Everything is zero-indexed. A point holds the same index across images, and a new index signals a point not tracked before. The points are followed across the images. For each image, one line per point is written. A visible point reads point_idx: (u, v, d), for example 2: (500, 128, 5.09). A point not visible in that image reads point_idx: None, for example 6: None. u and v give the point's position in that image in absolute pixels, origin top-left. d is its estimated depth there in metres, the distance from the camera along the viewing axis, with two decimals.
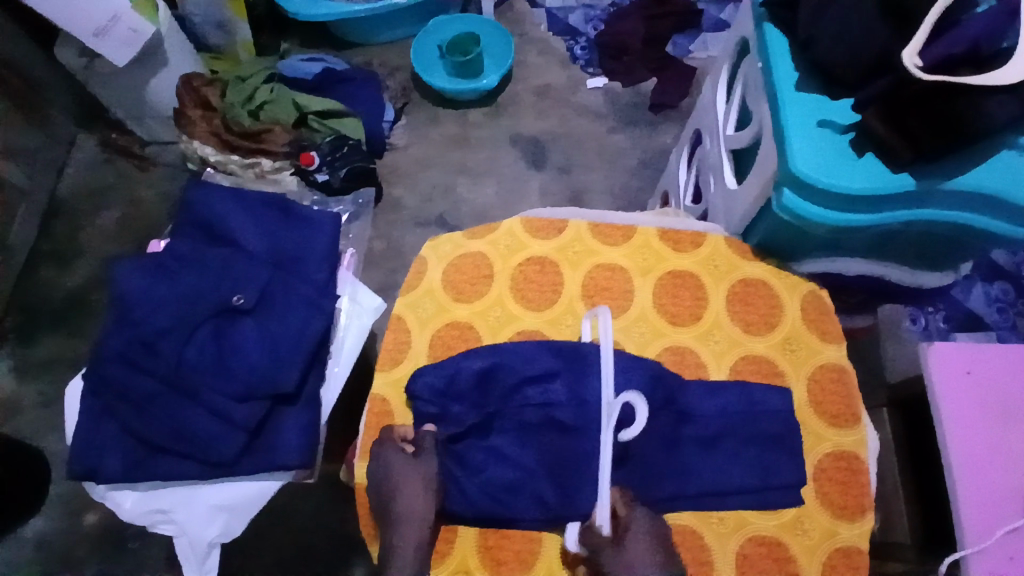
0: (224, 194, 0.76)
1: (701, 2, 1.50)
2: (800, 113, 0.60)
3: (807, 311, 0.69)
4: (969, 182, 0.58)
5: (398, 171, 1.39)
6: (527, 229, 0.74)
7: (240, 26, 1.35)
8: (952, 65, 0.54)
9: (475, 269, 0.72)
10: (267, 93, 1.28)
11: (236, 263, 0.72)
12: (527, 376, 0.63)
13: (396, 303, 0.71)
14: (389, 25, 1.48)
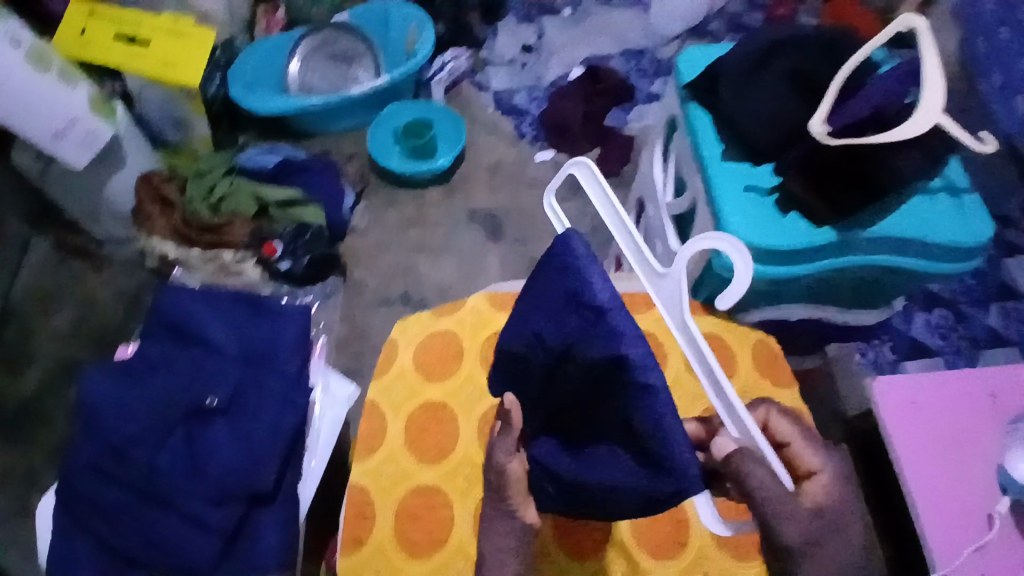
0: (194, 296, 0.76)
1: (632, 78, 1.64)
2: (727, 180, 0.67)
3: (758, 361, 0.72)
4: (887, 230, 0.65)
5: (360, 254, 1.42)
6: (491, 304, 0.77)
7: (196, 122, 1.40)
8: (859, 127, 0.61)
9: (444, 348, 0.75)
10: (227, 186, 1.31)
11: (208, 362, 0.72)
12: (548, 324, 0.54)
13: (370, 388, 0.74)
14: (343, 114, 1.55)
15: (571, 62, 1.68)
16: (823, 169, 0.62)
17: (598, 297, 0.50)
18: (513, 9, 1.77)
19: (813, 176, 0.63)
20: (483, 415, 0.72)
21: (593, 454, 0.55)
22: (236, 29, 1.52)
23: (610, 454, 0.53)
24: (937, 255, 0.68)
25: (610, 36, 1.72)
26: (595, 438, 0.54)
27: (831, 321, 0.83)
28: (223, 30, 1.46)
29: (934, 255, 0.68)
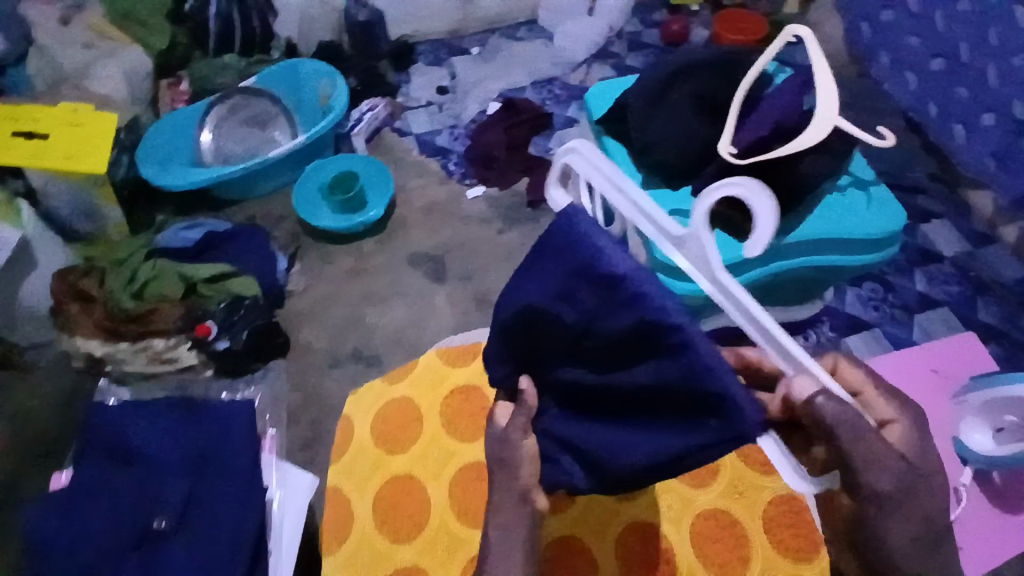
0: (126, 408, 0.81)
1: (548, 105, 1.70)
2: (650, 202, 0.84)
3: None
4: (809, 231, 0.82)
5: (302, 316, 1.34)
6: (445, 362, 0.92)
7: (107, 210, 1.35)
8: (763, 145, 0.79)
9: (404, 415, 0.88)
10: (148, 271, 1.26)
11: (153, 476, 0.76)
12: (554, 295, 0.55)
13: (331, 475, 0.86)
14: (264, 176, 1.51)
15: (486, 97, 1.73)
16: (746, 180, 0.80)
17: (614, 263, 0.51)
18: (422, 55, 1.84)
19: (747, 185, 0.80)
20: (452, 478, 0.83)
21: (636, 422, 0.56)
22: (139, 105, 1.47)
23: (652, 417, 0.55)
24: (850, 246, 0.85)
25: (521, 68, 1.80)
26: (636, 404, 0.55)
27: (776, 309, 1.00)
28: (125, 109, 1.41)
29: (847, 247, 0.85)
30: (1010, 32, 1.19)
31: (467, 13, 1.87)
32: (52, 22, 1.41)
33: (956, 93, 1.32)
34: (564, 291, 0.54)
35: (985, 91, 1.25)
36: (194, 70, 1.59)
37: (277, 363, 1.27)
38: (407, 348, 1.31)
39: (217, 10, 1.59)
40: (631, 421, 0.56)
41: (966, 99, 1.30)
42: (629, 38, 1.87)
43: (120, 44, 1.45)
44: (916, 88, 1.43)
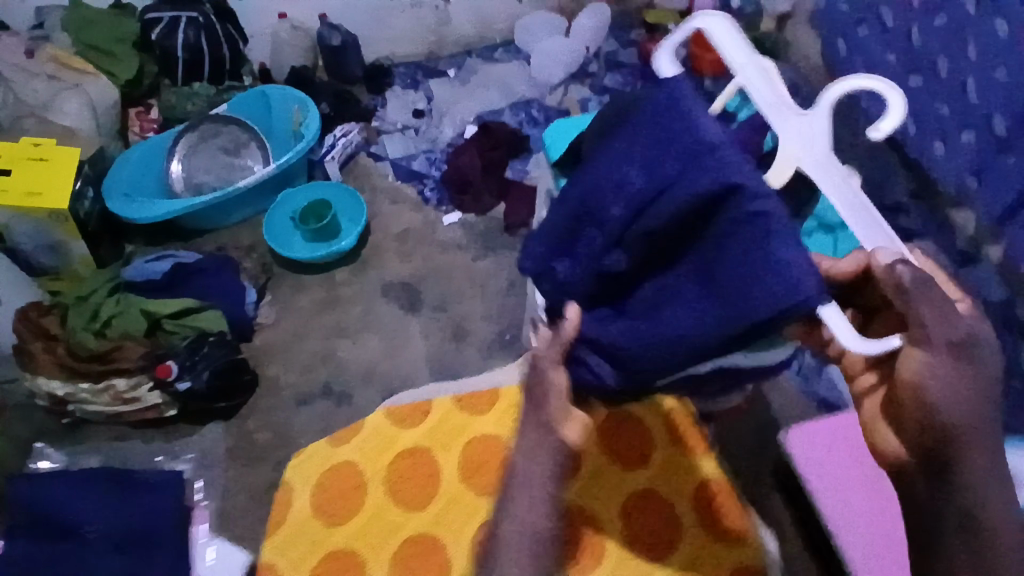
0: (61, 485, 1.00)
1: (526, 128, 1.73)
2: None
3: (676, 433, 0.83)
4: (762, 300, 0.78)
5: (271, 350, 1.31)
6: (392, 422, 0.88)
7: (72, 245, 1.31)
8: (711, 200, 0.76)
9: (347, 479, 0.86)
10: (113, 306, 1.23)
11: (85, 552, 0.93)
12: (643, 163, 0.61)
13: (263, 550, 0.84)
14: (235, 206, 1.48)
15: (462, 120, 1.73)
16: None
17: (708, 133, 0.58)
18: (398, 77, 1.83)
19: None
20: (394, 552, 0.82)
21: (675, 312, 0.61)
22: (106, 137, 1.45)
23: (682, 312, 0.60)
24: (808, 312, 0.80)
25: (496, 88, 1.81)
26: (677, 276, 0.62)
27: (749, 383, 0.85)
28: (92, 142, 1.39)
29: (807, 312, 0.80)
30: None
31: (441, 37, 1.87)
32: (17, 54, 1.37)
33: (937, 109, 1.29)
34: (648, 174, 0.60)
35: None
36: (162, 99, 1.57)
37: (242, 405, 1.23)
38: (379, 383, 1.28)
39: (183, 39, 1.51)
40: (660, 311, 0.62)
41: (946, 116, 1.27)
42: (606, 57, 1.87)
43: (85, 75, 1.41)
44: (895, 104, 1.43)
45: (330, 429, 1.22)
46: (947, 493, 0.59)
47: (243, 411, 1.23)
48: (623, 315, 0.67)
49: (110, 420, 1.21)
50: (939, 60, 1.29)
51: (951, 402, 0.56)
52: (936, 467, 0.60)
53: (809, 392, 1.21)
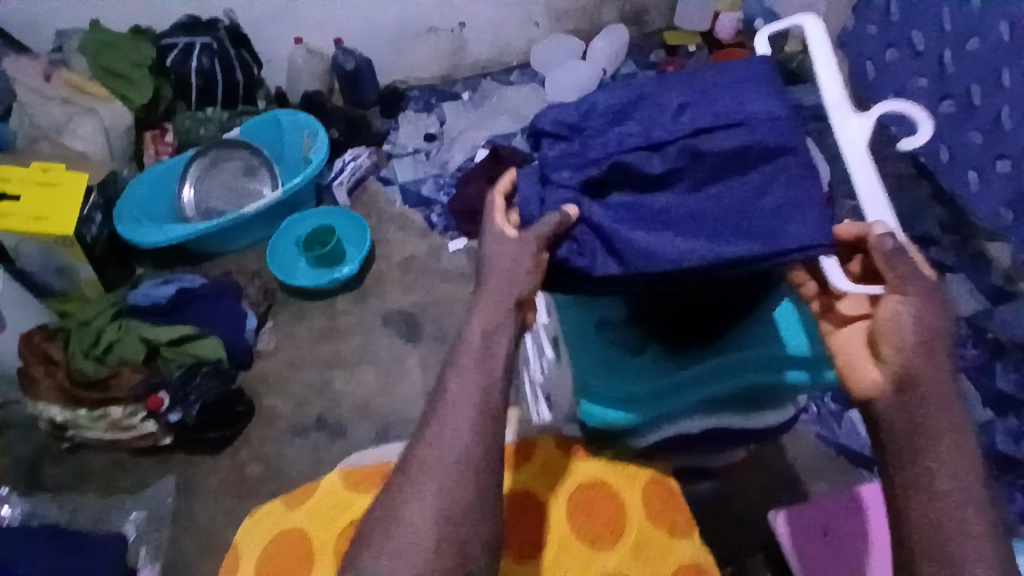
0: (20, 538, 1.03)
1: None
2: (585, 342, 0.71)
3: (651, 503, 0.65)
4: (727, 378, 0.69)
5: (268, 379, 1.29)
6: (348, 485, 0.69)
7: (79, 267, 1.32)
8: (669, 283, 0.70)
9: (291, 552, 0.65)
10: (114, 332, 1.23)
11: None
12: (691, 99, 0.64)
13: None
14: (242, 231, 1.48)
15: (473, 145, 1.69)
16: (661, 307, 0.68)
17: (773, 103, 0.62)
18: (411, 100, 1.82)
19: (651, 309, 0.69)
20: None
21: (672, 230, 0.60)
22: (119, 160, 1.47)
23: (695, 234, 0.59)
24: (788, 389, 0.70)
25: (510, 113, 1.77)
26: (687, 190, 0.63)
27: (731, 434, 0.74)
28: (104, 165, 1.41)
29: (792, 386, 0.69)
30: (1022, 72, 1.13)
31: (458, 61, 1.87)
32: (34, 76, 1.40)
33: (969, 137, 1.26)
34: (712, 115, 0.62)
35: (997, 136, 1.20)
36: (177, 124, 1.59)
37: (235, 436, 1.21)
38: (374, 417, 1.25)
39: (198, 65, 1.53)
40: (659, 227, 0.61)
41: (980, 145, 1.24)
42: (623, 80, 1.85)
43: (100, 100, 1.44)
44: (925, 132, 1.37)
45: (321, 463, 1.20)
46: (914, 431, 0.55)
47: (236, 441, 1.22)
48: (626, 202, 0.63)
49: (108, 445, 1.20)
50: (972, 87, 1.23)
51: (915, 341, 0.57)
52: (887, 414, 0.57)
53: (823, 438, 1.14)
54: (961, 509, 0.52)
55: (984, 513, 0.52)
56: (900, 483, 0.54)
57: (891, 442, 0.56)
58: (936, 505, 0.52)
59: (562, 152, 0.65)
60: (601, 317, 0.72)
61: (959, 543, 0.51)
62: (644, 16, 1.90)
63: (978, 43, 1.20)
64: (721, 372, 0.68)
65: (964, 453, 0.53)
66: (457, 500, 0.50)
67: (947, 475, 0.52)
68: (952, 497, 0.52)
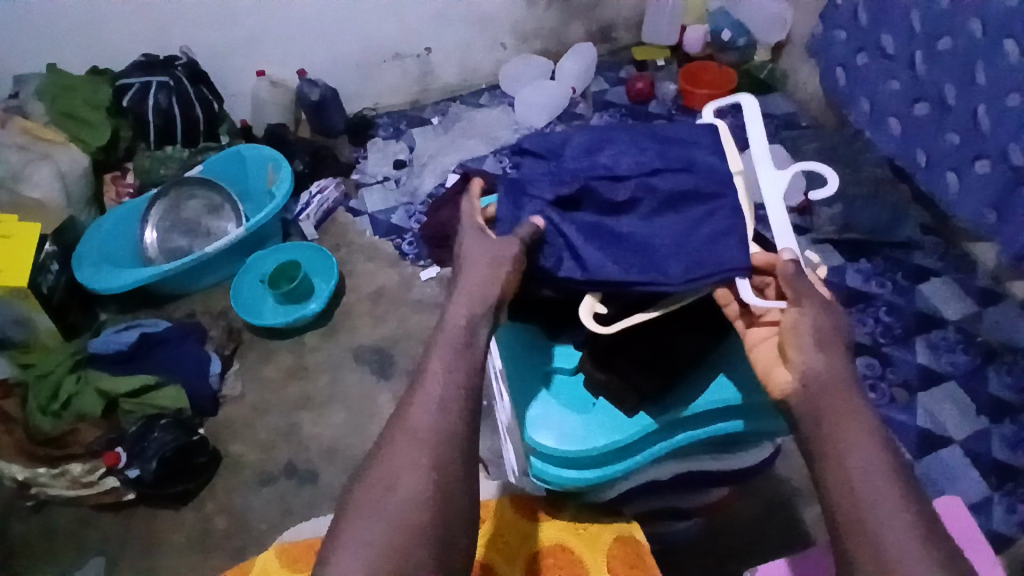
0: None
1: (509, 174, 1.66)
2: (527, 381, 0.64)
3: (615, 568, 0.63)
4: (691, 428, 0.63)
5: (236, 424, 1.25)
6: (282, 564, 0.69)
7: (37, 318, 1.26)
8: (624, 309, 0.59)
9: None
10: (72, 384, 1.18)
11: None
12: (636, 136, 0.64)
13: None
14: (205, 271, 1.44)
15: (444, 170, 1.67)
16: (614, 351, 0.60)
17: (704, 149, 0.62)
18: (380, 128, 1.79)
19: (605, 360, 0.61)
20: None
21: (606, 257, 0.57)
22: (77, 206, 1.44)
23: (621, 261, 0.56)
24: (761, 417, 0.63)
25: (481, 136, 1.75)
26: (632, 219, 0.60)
27: (708, 473, 0.70)
28: (61, 212, 1.37)
29: (764, 416, 0.63)
30: (996, 70, 1.10)
31: (426, 86, 1.85)
32: None
33: (947, 138, 1.24)
34: (658, 152, 0.62)
35: (974, 136, 1.18)
36: (137, 163, 1.55)
37: (200, 488, 1.16)
38: (345, 460, 1.20)
39: (155, 103, 1.50)
40: (605, 245, 0.58)
41: (958, 146, 1.21)
42: (594, 97, 1.83)
43: (55, 145, 1.40)
44: (901, 135, 1.34)
45: (291, 512, 1.15)
46: (822, 425, 0.51)
47: (201, 493, 1.17)
48: (580, 219, 0.60)
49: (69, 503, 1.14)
50: (946, 88, 1.21)
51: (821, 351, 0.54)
52: (798, 413, 0.53)
53: None
54: (885, 498, 0.47)
55: (912, 502, 0.47)
56: (819, 478, 0.50)
57: (805, 438, 0.52)
58: (857, 494, 0.47)
59: (525, 173, 0.64)
60: (549, 369, 0.65)
61: (886, 535, 0.46)
62: (612, 32, 1.88)
63: (949, 43, 1.19)
64: (688, 422, 0.62)
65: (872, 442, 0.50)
66: (386, 574, 0.46)
67: (861, 459, 0.49)
68: (875, 487, 0.47)
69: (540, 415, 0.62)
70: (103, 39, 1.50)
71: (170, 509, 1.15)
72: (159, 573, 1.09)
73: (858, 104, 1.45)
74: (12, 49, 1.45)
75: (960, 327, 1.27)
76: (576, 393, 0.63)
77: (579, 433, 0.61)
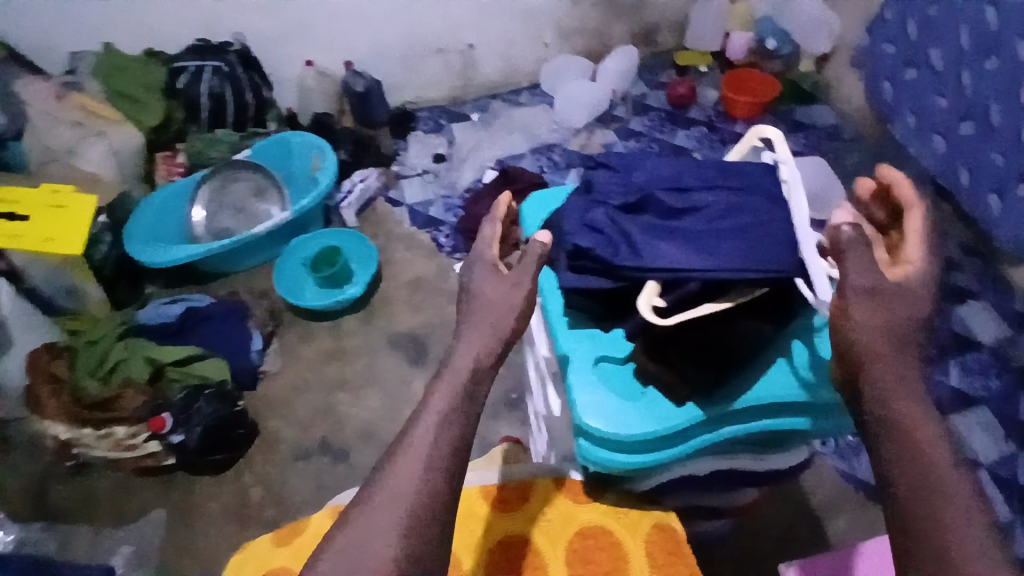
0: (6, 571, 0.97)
1: (547, 172, 1.67)
2: (576, 363, 0.64)
3: (654, 554, 0.64)
4: (739, 423, 0.63)
5: (273, 401, 1.28)
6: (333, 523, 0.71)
7: (89, 288, 1.31)
8: (692, 300, 0.57)
9: None
10: (120, 352, 1.22)
11: None
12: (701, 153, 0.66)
13: None
14: (249, 251, 1.48)
15: (482, 166, 1.70)
16: (665, 342, 0.60)
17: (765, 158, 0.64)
18: (421, 121, 1.82)
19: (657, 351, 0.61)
20: None
21: (665, 248, 0.57)
22: (129, 182, 1.49)
23: (678, 249, 0.56)
24: (810, 416, 0.63)
25: (520, 133, 1.77)
26: (691, 216, 0.60)
27: (747, 467, 0.71)
28: (114, 186, 1.42)
29: (812, 415, 0.63)
30: None
31: (467, 80, 1.86)
32: (46, 99, 1.40)
33: (990, 158, 1.23)
34: (718, 165, 0.63)
35: (1020, 156, 1.16)
36: (187, 144, 1.60)
37: (239, 459, 1.21)
38: (378, 443, 1.23)
39: (208, 87, 1.56)
40: (663, 237, 0.58)
41: (1002, 166, 1.20)
42: (634, 100, 1.83)
43: (111, 122, 1.45)
44: (945, 152, 1.33)
45: (324, 489, 1.18)
46: (901, 433, 0.50)
47: (239, 464, 1.21)
48: (644, 221, 0.60)
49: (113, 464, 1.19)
50: (993, 107, 1.20)
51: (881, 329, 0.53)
52: (867, 403, 0.52)
53: (841, 470, 1.11)
54: (952, 501, 0.48)
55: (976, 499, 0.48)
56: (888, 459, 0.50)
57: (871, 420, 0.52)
58: (930, 495, 0.48)
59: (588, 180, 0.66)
60: (600, 352, 0.65)
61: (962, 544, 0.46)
62: (654, 36, 1.89)
63: (996, 62, 1.18)
64: (736, 416, 0.63)
65: (946, 450, 0.50)
66: None
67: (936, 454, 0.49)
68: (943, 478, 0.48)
69: (589, 399, 0.62)
70: (160, 24, 1.56)
71: (209, 477, 1.19)
72: (196, 538, 1.13)
73: (904, 117, 1.44)
74: (72, 26, 1.51)
75: (997, 349, 1.26)
76: (625, 381, 0.64)
77: (629, 421, 0.61)
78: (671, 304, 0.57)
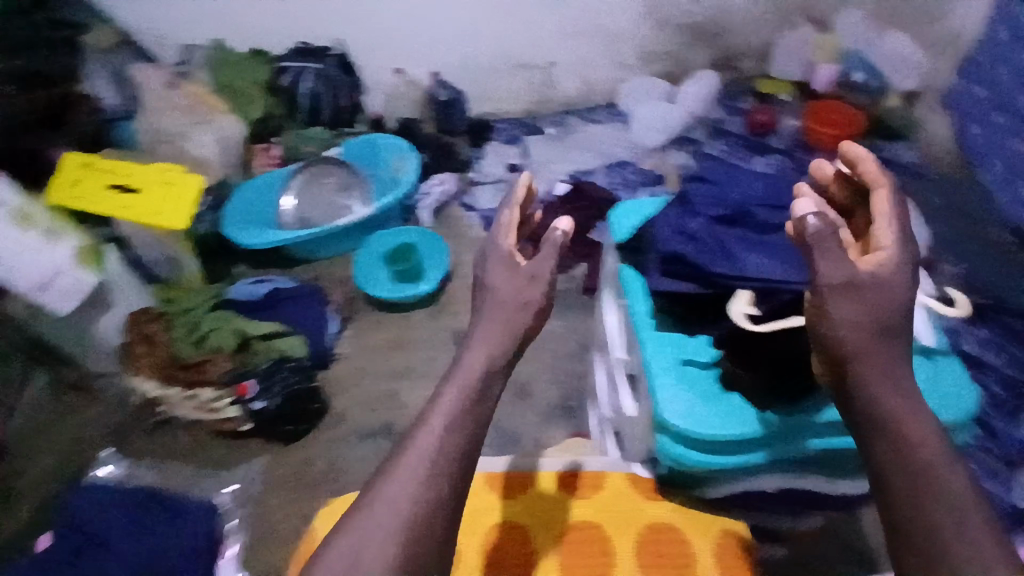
0: (104, 500, 1.07)
1: (617, 190, 1.70)
2: (663, 365, 0.67)
3: (722, 554, 0.69)
4: (820, 439, 0.64)
5: (342, 382, 1.36)
6: None
7: (187, 260, 1.43)
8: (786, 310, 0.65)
9: None
10: (212, 322, 1.32)
11: (104, 557, 0.99)
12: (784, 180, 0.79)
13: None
14: (331, 240, 1.56)
15: (553, 179, 1.75)
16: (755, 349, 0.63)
17: None
18: (498, 132, 1.89)
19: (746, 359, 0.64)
20: None
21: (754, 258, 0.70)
22: (230, 168, 1.61)
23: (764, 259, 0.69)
24: None
25: (592, 151, 1.82)
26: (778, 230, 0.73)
27: (818, 485, 0.72)
28: (218, 171, 1.55)
29: None
30: None
31: (546, 97, 1.91)
32: (160, 86, 1.54)
33: None
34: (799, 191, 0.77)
35: None
36: (285, 138, 1.73)
37: (308, 431, 1.28)
38: None
39: (307, 87, 1.70)
40: (752, 248, 0.71)
41: None
42: (710, 125, 1.85)
43: (219, 112, 1.58)
44: None
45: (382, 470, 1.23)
46: (894, 431, 0.53)
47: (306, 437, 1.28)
48: (737, 233, 0.73)
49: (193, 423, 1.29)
50: None
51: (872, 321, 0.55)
52: (852, 396, 0.55)
53: None
54: (942, 497, 0.50)
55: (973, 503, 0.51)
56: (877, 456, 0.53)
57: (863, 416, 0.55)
58: (928, 490, 0.51)
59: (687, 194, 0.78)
60: (687, 356, 0.68)
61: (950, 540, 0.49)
62: (736, 61, 1.88)
63: None
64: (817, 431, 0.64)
65: (942, 451, 0.52)
66: None
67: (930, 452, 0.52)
68: (935, 477, 0.51)
69: (673, 399, 0.65)
70: (268, 25, 1.69)
71: (279, 445, 1.27)
72: (260, 499, 1.20)
73: (991, 163, 1.48)
74: (191, 22, 1.66)
75: None
76: (707, 386, 0.66)
77: (712, 423, 0.64)
78: (766, 312, 0.65)
